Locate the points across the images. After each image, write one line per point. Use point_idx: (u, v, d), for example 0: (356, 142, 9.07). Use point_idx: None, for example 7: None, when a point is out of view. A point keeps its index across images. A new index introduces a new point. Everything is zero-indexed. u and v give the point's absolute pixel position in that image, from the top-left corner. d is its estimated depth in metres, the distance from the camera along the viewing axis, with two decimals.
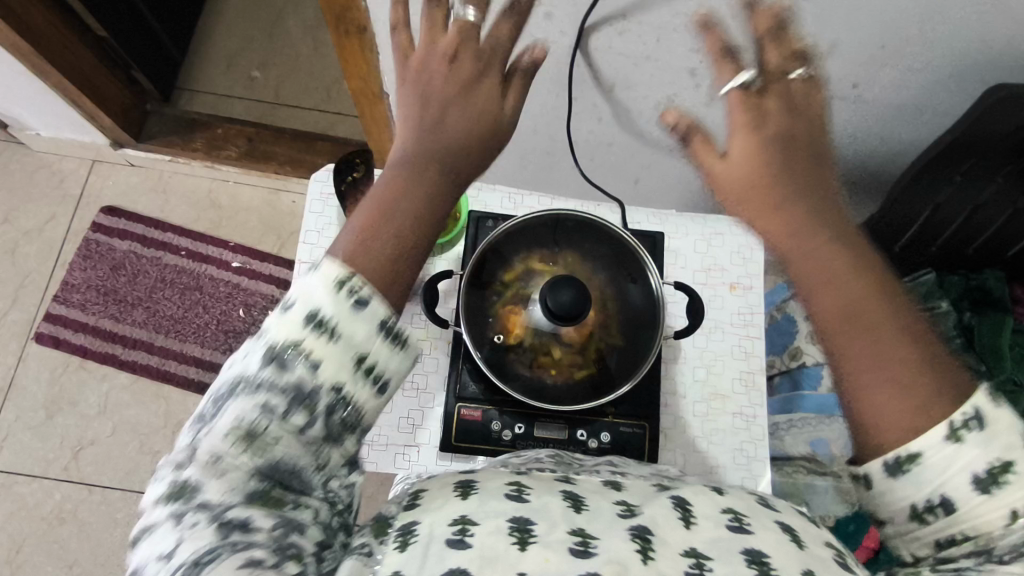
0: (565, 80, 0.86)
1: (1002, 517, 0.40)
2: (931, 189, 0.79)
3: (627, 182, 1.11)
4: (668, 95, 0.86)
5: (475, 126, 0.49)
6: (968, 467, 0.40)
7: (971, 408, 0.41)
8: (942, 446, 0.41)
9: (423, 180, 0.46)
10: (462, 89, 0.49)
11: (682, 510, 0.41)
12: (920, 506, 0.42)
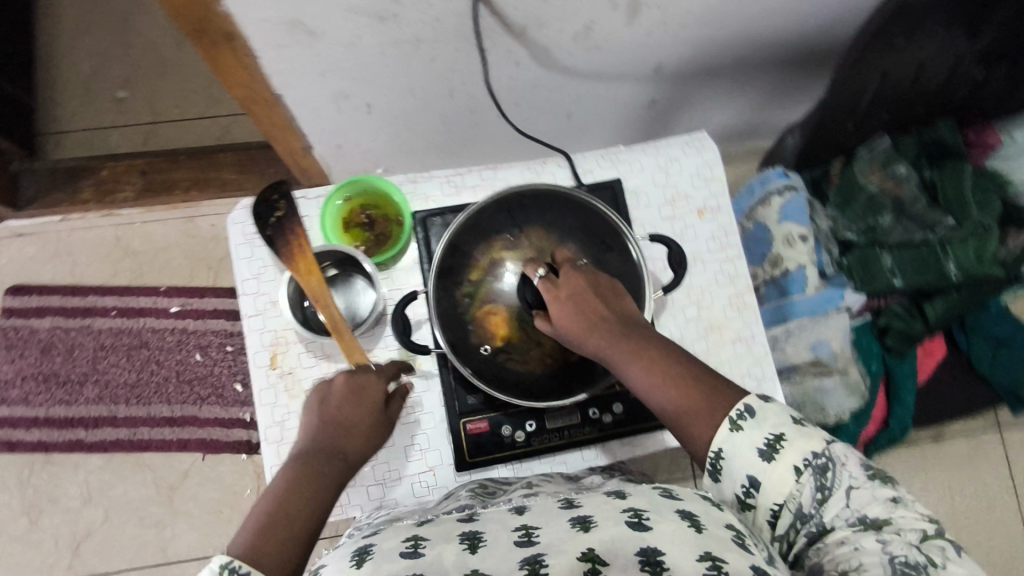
0: (471, 33, 0.77)
1: (792, 475, 0.47)
2: (874, 55, 0.76)
3: (560, 118, 1.03)
4: (586, 23, 0.79)
5: (356, 441, 0.56)
6: (753, 445, 0.48)
7: (744, 405, 0.49)
8: (729, 434, 0.49)
9: (314, 478, 0.51)
10: (354, 411, 0.57)
11: (579, 524, 0.46)
12: (742, 493, 0.49)
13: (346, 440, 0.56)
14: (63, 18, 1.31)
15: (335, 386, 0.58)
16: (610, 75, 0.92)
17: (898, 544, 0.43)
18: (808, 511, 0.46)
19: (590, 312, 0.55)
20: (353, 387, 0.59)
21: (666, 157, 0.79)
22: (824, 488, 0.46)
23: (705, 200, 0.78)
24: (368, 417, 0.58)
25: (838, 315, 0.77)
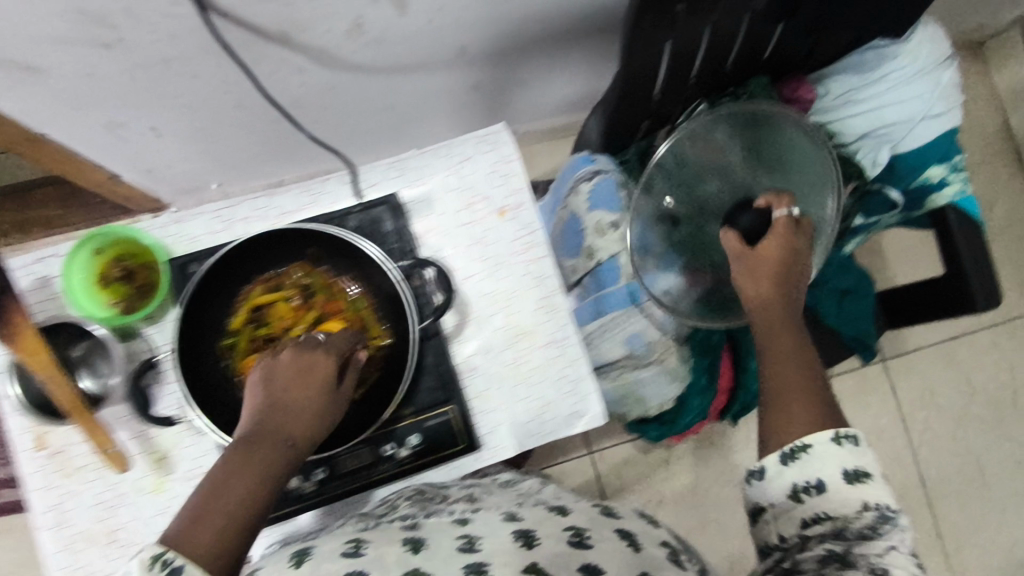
0: (222, 48, 0.69)
1: (858, 505, 0.52)
2: (659, 31, 0.67)
3: (383, 110, 0.97)
4: (354, 20, 0.71)
5: (308, 421, 0.52)
6: (838, 468, 0.53)
7: (851, 431, 0.54)
8: (826, 440, 0.54)
9: (258, 463, 0.48)
10: (311, 390, 0.53)
11: (524, 538, 0.51)
12: (800, 487, 0.54)
13: (291, 422, 0.51)
14: None
15: (280, 364, 0.53)
16: (412, 64, 0.86)
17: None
18: (849, 537, 0.51)
19: (777, 264, 0.65)
20: (302, 365, 0.53)
21: (457, 157, 0.72)
22: (875, 531, 0.51)
23: (504, 198, 0.73)
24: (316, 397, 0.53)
25: (652, 304, 0.75)
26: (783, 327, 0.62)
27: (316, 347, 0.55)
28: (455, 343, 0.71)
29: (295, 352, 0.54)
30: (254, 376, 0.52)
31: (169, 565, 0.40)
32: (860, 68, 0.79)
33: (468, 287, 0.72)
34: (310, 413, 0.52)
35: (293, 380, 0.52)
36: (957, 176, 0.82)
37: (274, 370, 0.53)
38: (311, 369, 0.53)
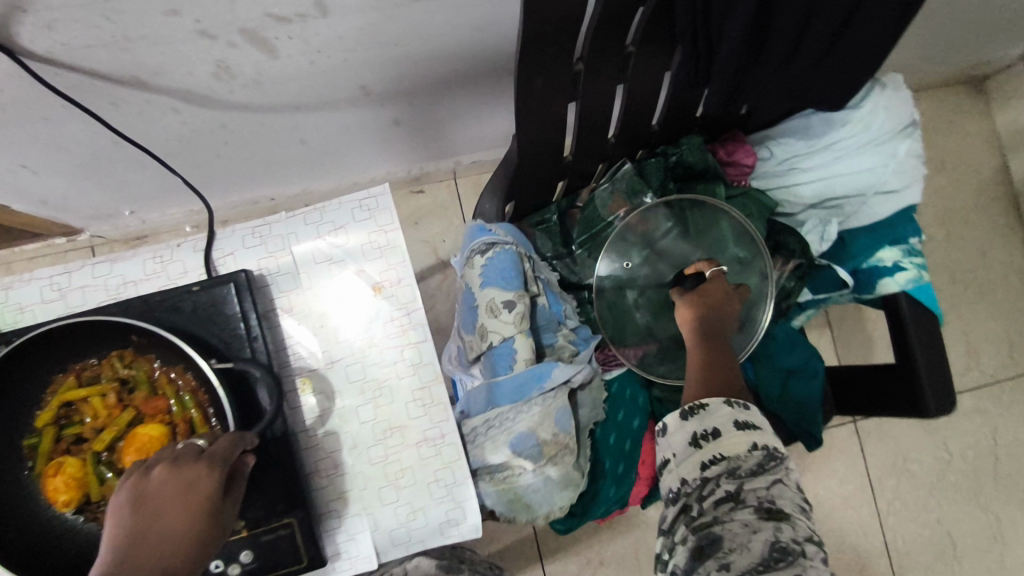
0: (63, 93, 0.61)
1: (747, 446, 0.54)
2: (557, 95, 0.59)
3: (295, 145, 0.88)
4: (218, 64, 0.62)
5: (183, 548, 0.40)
6: (728, 418, 0.56)
7: (742, 400, 0.58)
8: (717, 403, 0.58)
9: None
10: (188, 510, 0.42)
11: None
12: (699, 435, 0.56)
13: (164, 547, 0.40)
14: None
15: (154, 481, 0.43)
16: (307, 104, 0.77)
17: (784, 526, 0.48)
18: (742, 474, 0.52)
19: (714, 305, 0.68)
20: (177, 481, 0.43)
21: (329, 223, 0.64)
22: (763, 469, 0.52)
23: (381, 272, 0.64)
24: (195, 523, 0.42)
25: (543, 399, 0.66)
26: (711, 353, 0.64)
27: (195, 459, 0.45)
28: (318, 435, 0.63)
29: (171, 467, 0.44)
30: (120, 500, 0.41)
31: None
32: (807, 133, 0.72)
33: (333, 372, 0.63)
34: (184, 543, 0.41)
35: (164, 502, 0.42)
36: (912, 261, 0.71)
37: (145, 491, 0.42)
38: (191, 487, 0.43)
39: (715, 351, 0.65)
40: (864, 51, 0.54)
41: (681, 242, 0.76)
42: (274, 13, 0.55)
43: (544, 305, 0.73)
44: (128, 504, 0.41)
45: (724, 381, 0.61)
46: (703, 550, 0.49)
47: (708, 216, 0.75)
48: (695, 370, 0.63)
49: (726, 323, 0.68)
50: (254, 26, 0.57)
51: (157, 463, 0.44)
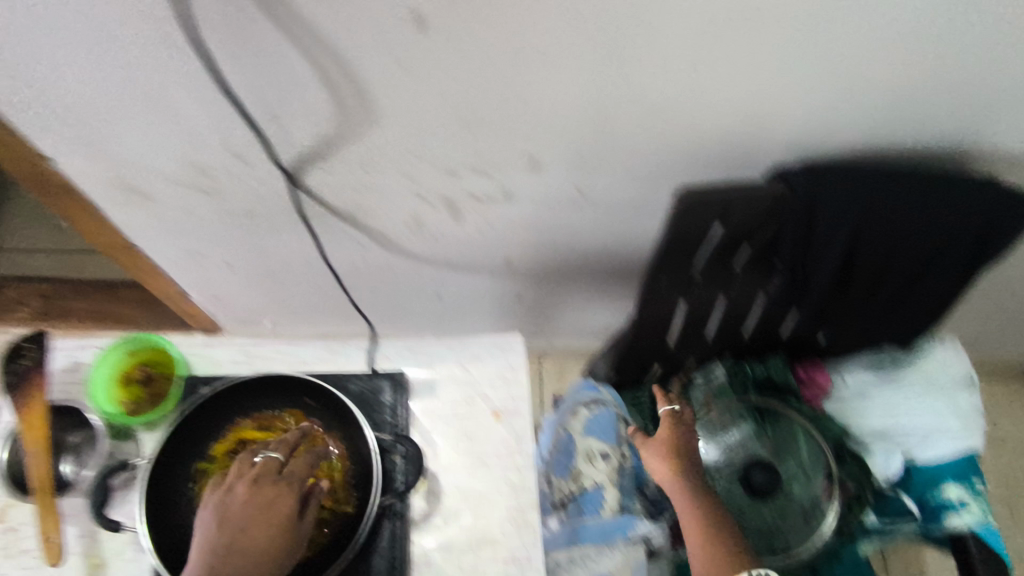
0: (299, 216, 0.80)
1: None
2: (674, 291, 0.74)
3: (431, 297, 1.05)
4: (415, 220, 0.82)
5: (258, 560, 0.54)
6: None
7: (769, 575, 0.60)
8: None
9: None
10: (261, 513, 0.56)
11: None
12: None
13: (238, 553, 0.54)
14: None
15: (239, 498, 0.57)
16: (459, 264, 0.95)
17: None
18: None
19: (678, 446, 0.71)
20: (262, 499, 0.57)
21: (468, 353, 0.78)
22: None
23: (502, 402, 0.75)
24: (273, 534, 0.56)
25: (625, 547, 0.75)
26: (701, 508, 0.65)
27: (277, 477, 0.59)
28: (416, 529, 0.68)
29: (253, 484, 0.58)
30: (212, 510, 0.56)
31: None
32: (878, 368, 0.85)
33: (445, 477, 0.71)
34: (266, 549, 0.55)
35: (246, 515, 0.56)
36: (977, 500, 0.77)
37: (231, 507, 0.56)
38: (270, 504, 0.57)
39: (702, 503, 0.65)
40: (941, 291, 0.72)
41: (755, 442, 0.84)
42: (474, 192, 0.76)
43: (628, 469, 0.80)
44: (214, 521, 0.55)
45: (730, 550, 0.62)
46: None
47: (785, 434, 0.83)
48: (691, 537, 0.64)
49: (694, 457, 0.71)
50: (455, 196, 0.77)
51: (240, 482, 0.58)
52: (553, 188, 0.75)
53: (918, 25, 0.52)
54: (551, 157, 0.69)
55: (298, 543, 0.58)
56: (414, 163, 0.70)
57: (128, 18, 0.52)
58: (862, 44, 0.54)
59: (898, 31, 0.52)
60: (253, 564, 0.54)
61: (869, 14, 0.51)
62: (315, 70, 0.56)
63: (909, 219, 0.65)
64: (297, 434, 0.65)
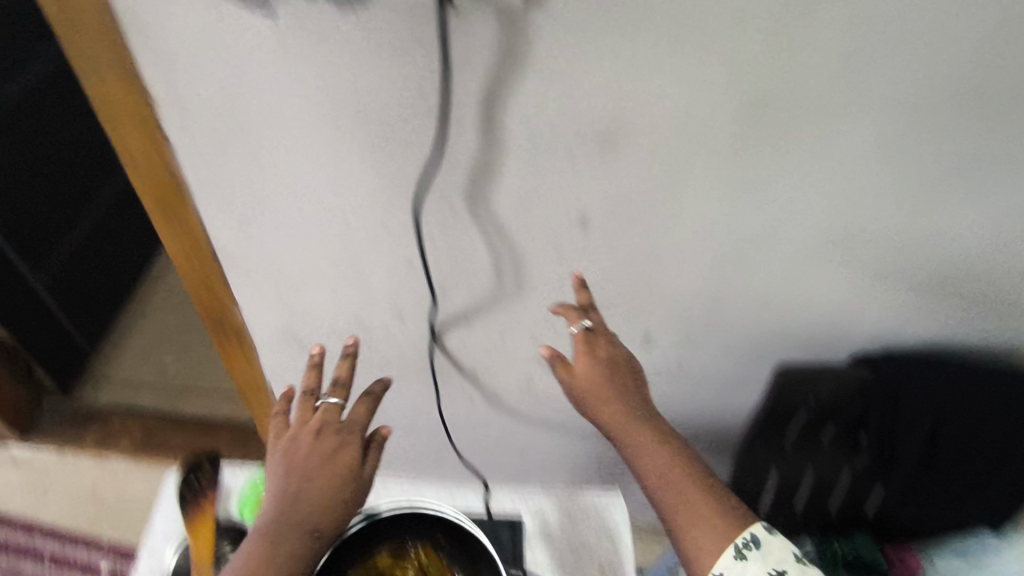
0: (429, 369, 0.92)
1: None
2: (767, 455, 0.83)
3: (516, 457, 1.12)
4: (527, 379, 0.93)
5: (328, 501, 0.59)
6: (796, 566, 0.57)
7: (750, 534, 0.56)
8: (764, 533, 0.57)
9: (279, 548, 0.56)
10: (323, 461, 0.60)
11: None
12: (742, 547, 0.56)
13: (303, 502, 0.58)
14: (155, 308, 1.70)
15: (300, 449, 0.60)
16: (552, 425, 1.03)
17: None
18: None
19: (605, 376, 0.63)
20: (322, 451, 0.61)
21: (575, 504, 0.84)
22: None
23: (607, 555, 0.80)
24: (336, 481, 0.60)
25: None
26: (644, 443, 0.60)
27: (340, 420, 0.63)
28: None
29: (314, 434, 0.61)
30: (278, 463, 0.60)
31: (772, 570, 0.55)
32: (968, 554, 0.84)
33: None
34: (332, 496, 0.59)
35: (309, 467, 0.60)
36: None
37: (293, 457, 0.60)
38: (331, 453, 0.61)
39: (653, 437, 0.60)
40: None
41: None
42: None
43: None
44: (280, 471, 0.60)
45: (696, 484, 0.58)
46: None
47: None
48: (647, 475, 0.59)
49: (618, 382, 0.63)
50: None
51: (303, 433, 0.61)
52: (656, 362, 0.86)
53: (971, 248, 0.67)
54: (663, 336, 0.81)
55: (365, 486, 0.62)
56: (544, 331, 0.84)
57: (365, 215, 0.68)
58: (927, 259, 0.68)
59: (956, 252, 0.67)
60: (323, 510, 0.58)
61: (934, 237, 0.66)
62: (492, 256, 0.72)
63: (985, 409, 0.72)
64: (348, 363, 0.67)
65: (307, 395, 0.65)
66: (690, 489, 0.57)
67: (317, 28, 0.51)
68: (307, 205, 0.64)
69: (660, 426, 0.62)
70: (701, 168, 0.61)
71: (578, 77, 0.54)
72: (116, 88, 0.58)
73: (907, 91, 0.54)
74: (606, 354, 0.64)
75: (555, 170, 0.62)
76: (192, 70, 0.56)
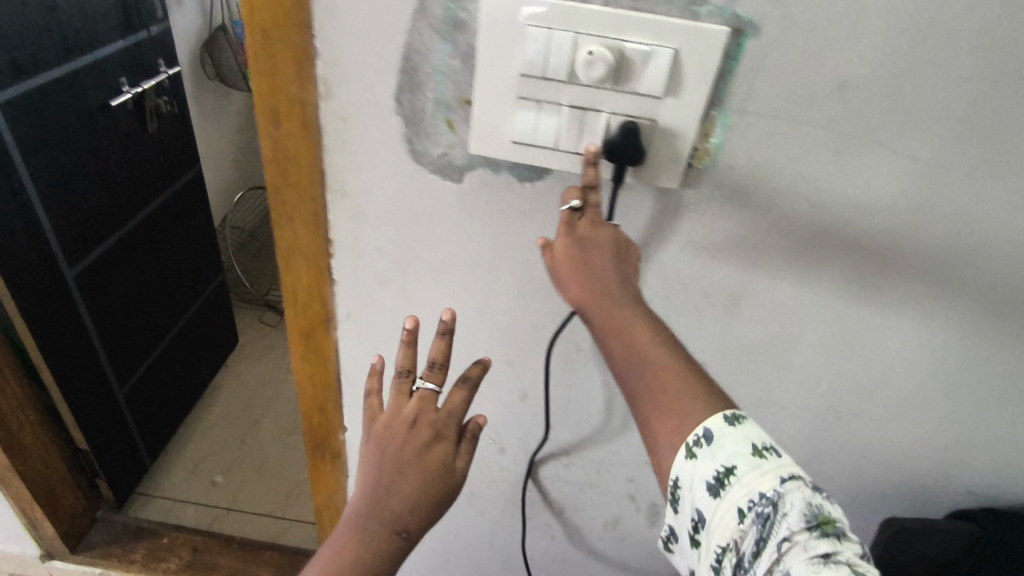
0: (518, 501, 0.93)
1: (736, 512, 0.49)
2: None
3: None
4: (614, 517, 0.94)
5: (425, 498, 0.55)
6: (754, 461, 0.49)
7: (702, 429, 0.50)
8: (721, 427, 0.50)
9: (365, 547, 0.54)
10: (419, 455, 0.56)
11: (721, 474, 0.50)
12: (693, 442, 0.50)
13: (395, 499, 0.55)
14: (205, 423, 1.74)
15: (393, 437, 0.56)
16: (631, 567, 1.01)
17: (843, 571, 0.45)
18: (766, 523, 0.48)
19: (580, 259, 0.53)
20: (421, 442, 0.56)
21: None
22: (814, 516, 0.47)
23: None
24: (433, 480, 0.56)
25: None
26: (625, 328, 0.52)
27: (438, 411, 0.58)
28: None
29: (409, 422, 0.57)
30: (370, 454, 0.56)
31: (721, 482, 0.50)
32: None
33: None
34: (426, 492, 0.56)
35: (404, 461, 0.55)
36: None
37: (385, 447, 0.56)
38: (428, 445, 0.56)
39: (635, 321, 0.52)
40: None
41: None
42: None
43: None
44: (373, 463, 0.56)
45: (673, 371, 0.51)
46: None
47: None
48: (620, 366, 0.52)
49: (601, 257, 0.54)
50: (661, 501, 0.90)
51: (400, 419, 0.57)
52: None
53: None
54: None
55: (455, 488, 0.58)
56: (639, 469, 0.85)
57: (492, 349, 0.74)
58: None
59: None
60: (416, 509, 0.55)
61: None
62: (606, 393, 0.76)
63: None
64: (445, 342, 0.58)
65: (401, 375, 0.59)
66: (665, 376, 0.51)
67: (499, 195, 0.60)
68: (429, 318, 0.72)
69: (639, 302, 0.54)
70: (814, 327, 0.67)
71: (715, 245, 0.62)
72: (303, 237, 0.67)
73: (1014, 278, 0.60)
74: (589, 236, 0.54)
75: (679, 321, 0.68)
76: (377, 222, 0.64)
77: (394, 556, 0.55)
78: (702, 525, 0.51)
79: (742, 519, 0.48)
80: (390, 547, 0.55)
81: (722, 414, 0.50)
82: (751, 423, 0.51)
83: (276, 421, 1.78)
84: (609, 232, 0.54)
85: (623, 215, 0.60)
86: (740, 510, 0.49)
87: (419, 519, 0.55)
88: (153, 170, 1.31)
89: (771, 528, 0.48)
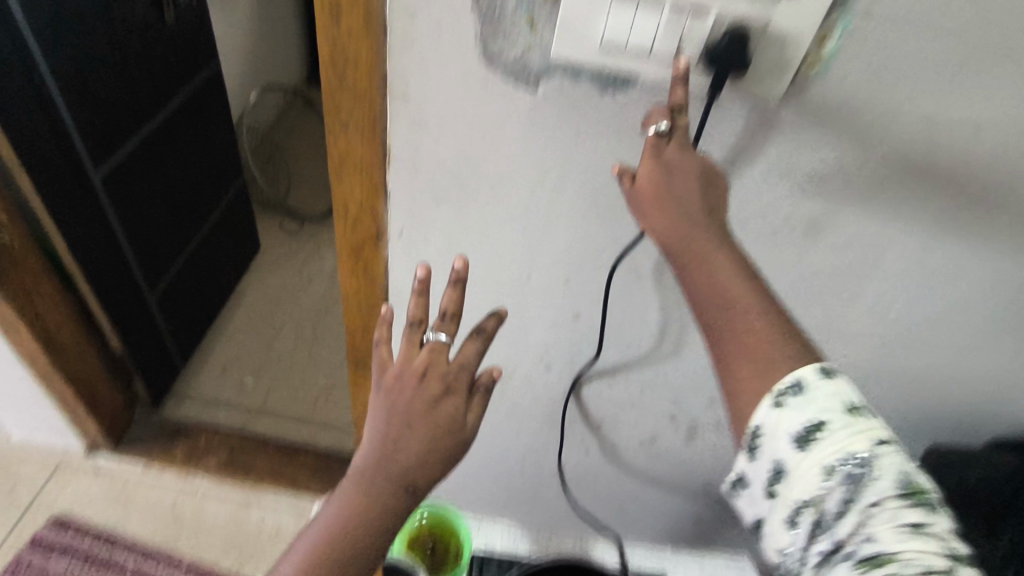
0: (558, 417, 0.95)
1: (822, 470, 0.47)
2: None
3: (613, 508, 1.12)
4: (650, 436, 0.95)
5: (434, 453, 0.53)
6: (846, 419, 0.47)
7: (791, 379, 0.47)
8: (814, 379, 0.47)
9: (369, 497, 0.52)
10: (427, 412, 0.53)
11: (810, 428, 0.47)
12: (781, 393, 0.47)
13: (402, 455, 0.52)
14: (230, 328, 1.75)
15: (402, 394, 0.53)
16: (662, 481, 1.04)
17: (933, 543, 0.43)
18: (856, 484, 0.46)
19: (660, 188, 0.48)
20: (428, 398, 0.53)
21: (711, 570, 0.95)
22: (906, 481, 0.45)
23: None
24: (443, 436, 0.53)
25: None
26: (699, 256, 0.48)
27: (450, 362, 0.54)
28: None
29: (416, 377, 0.53)
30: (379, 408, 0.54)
31: (807, 437, 0.47)
32: None
33: None
34: (434, 449, 0.53)
35: (411, 417, 0.53)
36: None
37: (393, 402, 0.53)
38: (437, 401, 0.53)
39: (706, 246, 0.48)
40: None
41: None
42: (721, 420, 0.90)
43: None
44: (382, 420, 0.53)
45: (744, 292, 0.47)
46: (858, 554, 0.45)
47: None
48: (691, 286, 0.49)
49: (684, 188, 0.48)
50: (701, 421, 0.90)
51: (408, 373, 0.53)
52: None
53: None
54: None
55: (466, 444, 0.55)
56: (684, 390, 0.86)
57: (550, 270, 0.72)
58: None
59: None
60: (423, 466, 0.53)
61: None
62: (661, 316, 0.75)
63: None
64: (457, 291, 0.55)
65: (412, 325, 0.55)
66: (734, 296, 0.47)
67: (578, 104, 0.55)
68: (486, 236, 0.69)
69: (721, 232, 0.49)
70: (893, 257, 0.64)
71: (805, 167, 0.58)
72: (359, 144, 0.62)
73: None
74: (676, 160, 0.49)
75: (752, 246, 0.65)
76: (440, 132, 0.60)
77: (400, 510, 0.54)
78: (782, 478, 0.49)
79: (828, 477, 0.46)
80: (395, 503, 0.53)
81: (815, 365, 0.47)
82: (846, 380, 0.48)
83: (300, 328, 1.79)
84: (697, 160, 0.49)
85: (711, 129, 0.56)
86: (828, 467, 0.47)
87: (428, 475, 0.53)
88: (172, 66, 1.24)
89: (858, 490, 0.46)
